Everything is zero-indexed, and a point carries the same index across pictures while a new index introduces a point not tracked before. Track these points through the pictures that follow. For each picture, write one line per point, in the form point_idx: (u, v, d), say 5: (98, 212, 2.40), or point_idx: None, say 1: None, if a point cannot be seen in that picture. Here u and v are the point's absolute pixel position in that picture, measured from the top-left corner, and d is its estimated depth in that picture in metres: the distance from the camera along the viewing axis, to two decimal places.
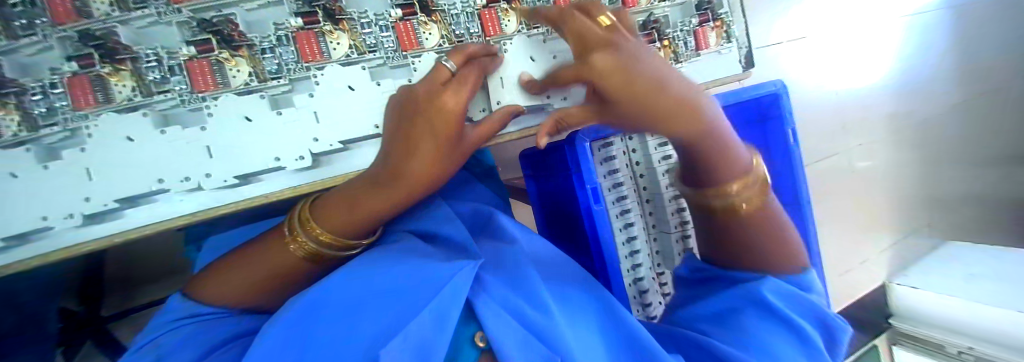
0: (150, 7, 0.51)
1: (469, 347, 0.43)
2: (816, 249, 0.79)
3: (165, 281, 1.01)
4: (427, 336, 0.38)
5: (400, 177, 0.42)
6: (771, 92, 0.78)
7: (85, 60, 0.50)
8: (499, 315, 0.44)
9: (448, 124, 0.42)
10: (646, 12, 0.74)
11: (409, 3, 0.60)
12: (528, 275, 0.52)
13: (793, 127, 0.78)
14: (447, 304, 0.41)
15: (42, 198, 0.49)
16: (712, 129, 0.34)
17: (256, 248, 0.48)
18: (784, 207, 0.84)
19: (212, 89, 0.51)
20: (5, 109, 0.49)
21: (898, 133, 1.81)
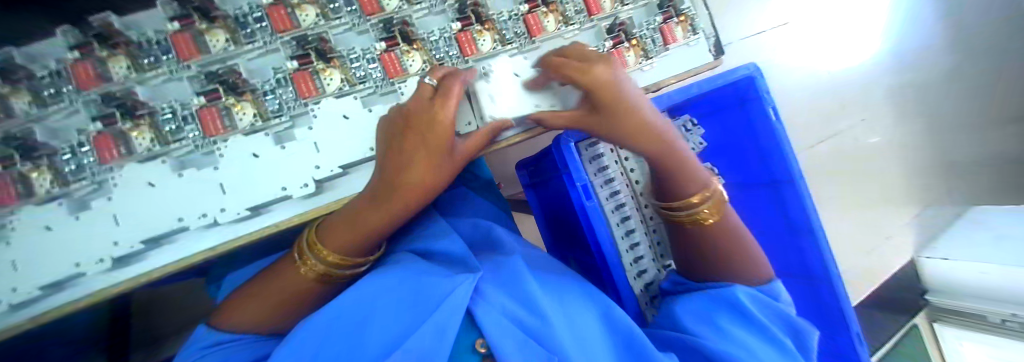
0: (163, 67, 0.59)
1: (470, 353, 0.50)
2: (820, 225, 0.72)
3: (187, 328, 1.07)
4: (428, 348, 0.43)
5: (399, 187, 0.47)
6: (745, 74, 0.72)
7: (109, 120, 0.56)
8: (499, 324, 0.49)
9: (439, 141, 0.47)
10: (612, 17, 0.77)
11: (391, 35, 0.65)
12: (521, 279, 0.57)
13: (772, 105, 0.72)
14: (447, 318, 0.45)
15: (77, 247, 0.55)
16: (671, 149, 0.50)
17: (267, 279, 0.52)
18: (778, 183, 0.77)
19: (222, 132, 0.57)
20: (41, 170, 0.57)
21: (897, 104, 1.81)
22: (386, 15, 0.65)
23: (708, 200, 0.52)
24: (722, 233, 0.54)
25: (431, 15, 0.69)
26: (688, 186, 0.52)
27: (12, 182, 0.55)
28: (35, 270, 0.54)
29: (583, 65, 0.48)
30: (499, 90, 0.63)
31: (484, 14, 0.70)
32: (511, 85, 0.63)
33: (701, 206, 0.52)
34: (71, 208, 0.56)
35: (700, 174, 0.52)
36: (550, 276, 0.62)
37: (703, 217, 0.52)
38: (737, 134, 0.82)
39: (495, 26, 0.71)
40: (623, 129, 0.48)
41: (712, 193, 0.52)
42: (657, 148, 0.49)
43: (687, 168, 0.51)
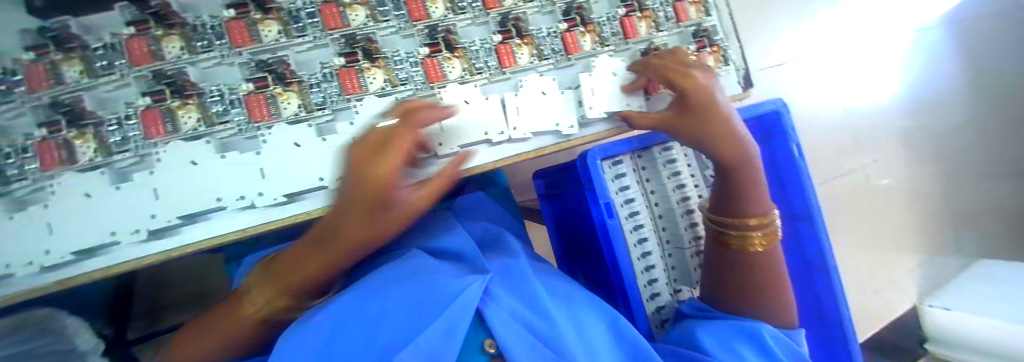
0: (215, 51, 0.60)
1: (478, 354, 0.49)
2: (834, 263, 0.74)
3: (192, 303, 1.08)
4: (439, 346, 0.43)
5: (326, 242, 0.43)
6: (771, 110, 0.75)
7: (157, 96, 0.58)
8: (509, 326, 0.50)
9: (371, 202, 0.37)
10: (646, 41, 0.77)
11: (435, 42, 0.68)
12: (532, 283, 0.60)
13: (797, 142, 0.75)
14: (458, 313, 0.46)
15: (113, 216, 0.56)
16: (749, 170, 0.55)
17: (217, 313, 0.52)
18: (795, 218, 0.79)
19: (267, 118, 0.59)
20: (84, 138, 0.58)
21: (908, 150, 1.83)
22: (431, 22, 0.68)
23: (763, 227, 0.56)
24: (766, 264, 0.57)
25: (474, 26, 0.71)
26: (750, 212, 0.56)
27: (58, 147, 0.56)
28: (65, 233, 0.55)
29: (687, 71, 0.59)
30: (599, 86, 0.70)
31: (524, 29, 0.72)
32: (607, 84, 0.71)
33: (757, 234, 0.55)
34: (111, 178, 0.58)
35: (763, 200, 0.57)
36: (559, 287, 0.64)
37: (749, 243, 0.56)
38: None
39: (534, 40, 0.72)
40: (713, 135, 0.54)
41: (768, 223, 0.56)
42: (733, 159, 0.54)
43: (756, 193, 0.56)
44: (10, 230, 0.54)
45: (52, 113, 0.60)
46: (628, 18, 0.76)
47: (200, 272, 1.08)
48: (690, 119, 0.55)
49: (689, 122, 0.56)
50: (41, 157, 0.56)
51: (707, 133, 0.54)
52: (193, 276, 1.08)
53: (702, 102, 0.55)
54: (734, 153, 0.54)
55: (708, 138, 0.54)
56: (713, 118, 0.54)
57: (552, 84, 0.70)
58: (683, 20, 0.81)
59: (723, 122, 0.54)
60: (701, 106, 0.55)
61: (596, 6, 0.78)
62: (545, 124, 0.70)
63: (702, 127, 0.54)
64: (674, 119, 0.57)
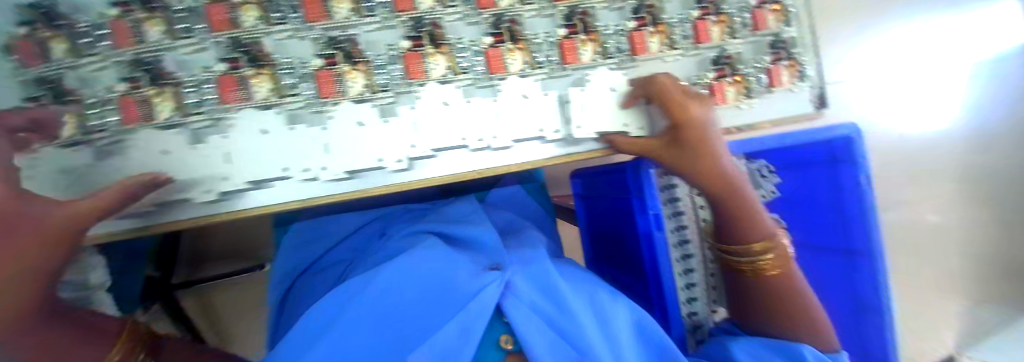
0: (289, 24, 0.62)
1: (494, 350, 0.53)
2: (889, 304, 0.71)
3: (225, 259, 1.28)
4: (454, 343, 0.49)
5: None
6: (842, 135, 0.70)
7: (233, 64, 0.60)
8: (529, 320, 0.53)
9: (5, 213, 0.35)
10: (718, 49, 0.75)
11: (499, 31, 0.67)
12: (548, 272, 0.58)
13: (867, 174, 0.70)
14: (473, 315, 0.51)
15: (186, 174, 0.59)
16: (735, 200, 0.55)
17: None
18: (853, 253, 0.76)
19: (334, 95, 0.61)
20: (165, 96, 0.60)
21: (995, 186, 1.60)
22: (497, 11, 0.67)
23: (772, 249, 0.55)
24: (787, 284, 0.56)
25: (538, 17, 0.69)
26: (754, 239, 0.55)
27: (138, 104, 0.59)
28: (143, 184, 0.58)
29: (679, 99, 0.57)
30: (590, 102, 0.68)
31: (590, 25, 0.69)
32: (602, 101, 0.68)
33: (764, 257, 0.55)
34: (187, 137, 0.60)
35: (765, 224, 0.56)
36: (581, 280, 0.62)
37: (764, 267, 0.55)
38: (815, 195, 0.81)
39: (599, 37, 0.70)
40: (696, 173, 0.55)
41: (776, 245, 0.55)
42: (720, 192, 0.55)
43: (753, 219, 0.55)
44: (101, 179, 0.59)
45: (134, 71, 0.61)
46: (703, 21, 0.73)
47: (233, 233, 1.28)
48: (675, 155, 0.57)
49: (677, 155, 0.57)
50: (124, 111, 0.58)
51: (690, 170, 0.55)
52: (226, 238, 1.28)
53: (688, 138, 0.55)
54: (716, 191, 0.55)
55: (691, 172, 0.56)
56: (699, 156, 0.55)
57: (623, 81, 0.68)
58: (760, 28, 0.80)
59: (709, 158, 0.55)
60: (687, 142, 0.55)
61: (668, 3, 0.74)
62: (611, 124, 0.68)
63: (686, 164, 0.56)
64: (663, 150, 0.58)
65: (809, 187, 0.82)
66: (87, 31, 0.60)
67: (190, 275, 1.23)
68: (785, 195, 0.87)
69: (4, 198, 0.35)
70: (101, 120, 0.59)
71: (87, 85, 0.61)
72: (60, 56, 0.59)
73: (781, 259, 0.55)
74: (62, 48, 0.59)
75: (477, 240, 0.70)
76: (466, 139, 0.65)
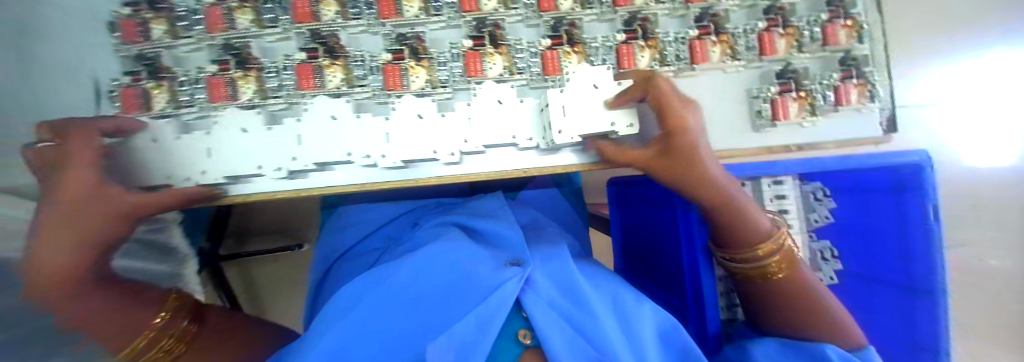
0: (364, 19, 0.66)
1: (514, 345, 0.53)
2: (948, 351, 0.65)
3: (269, 236, 1.38)
4: (472, 336, 0.50)
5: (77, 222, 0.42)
6: (911, 162, 0.65)
7: (311, 54, 0.66)
8: (548, 317, 0.53)
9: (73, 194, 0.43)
10: (783, 62, 0.72)
11: (558, 34, 0.68)
12: (570, 271, 0.59)
13: (935, 204, 0.65)
14: (493, 310, 0.52)
15: (261, 152, 0.64)
16: (733, 207, 0.52)
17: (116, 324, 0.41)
18: (911, 292, 0.69)
19: (399, 88, 0.67)
20: (248, 79, 0.64)
21: None
22: (557, 14, 0.68)
23: (773, 251, 0.52)
24: (800, 286, 0.52)
25: (598, 22, 0.70)
26: (756, 244, 0.53)
27: (225, 84, 0.64)
28: (221, 159, 0.63)
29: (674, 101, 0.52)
30: (574, 107, 0.61)
31: (650, 31, 0.69)
32: (585, 102, 0.61)
33: (768, 259, 0.52)
34: (264, 118, 0.65)
35: (763, 223, 0.54)
36: (602, 280, 0.62)
37: (770, 270, 0.53)
38: (871, 223, 0.76)
39: (658, 44, 0.69)
40: (690, 181, 0.52)
41: (778, 245, 0.53)
42: (716, 199, 0.52)
43: (750, 219, 0.53)
44: (180, 148, 0.63)
45: (223, 54, 0.65)
46: (769, 32, 0.71)
47: (277, 212, 1.37)
48: (667, 163, 0.53)
49: (669, 163, 0.53)
50: (213, 90, 0.64)
51: (685, 176, 0.52)
52: (272, 216, 1.38)
53: (679, 144, 0.51)
54: (709, 197, 0.52)
55: (684, 180, 0.52)
56: (691, 164, 0.51)
57: (606, 75, 0.61)
58: (830, 44, 0.76)
59: (699, 164, 0.52)
60: (679, 148, 0.51)
61: (735, 13, 0.73)
62: (596, 124, 0.61)
63: (680, 170, 0.52)
64: (653, 158, 0.54)
65: (865, 214, 0.76)
66: (185, 15, 0.67)
67: (237, 248, 1.34)
68: (840, 222, 0.78)
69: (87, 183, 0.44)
70: (191, 96, 0.66)
71: (179, 64, 0.68)
72: (159, 36, 0.66)
73: (786, 258, 0.53)
74: (162, 29, 0.65)
75: (501, 236, 0.71)
76: (516, 138, 0.67)
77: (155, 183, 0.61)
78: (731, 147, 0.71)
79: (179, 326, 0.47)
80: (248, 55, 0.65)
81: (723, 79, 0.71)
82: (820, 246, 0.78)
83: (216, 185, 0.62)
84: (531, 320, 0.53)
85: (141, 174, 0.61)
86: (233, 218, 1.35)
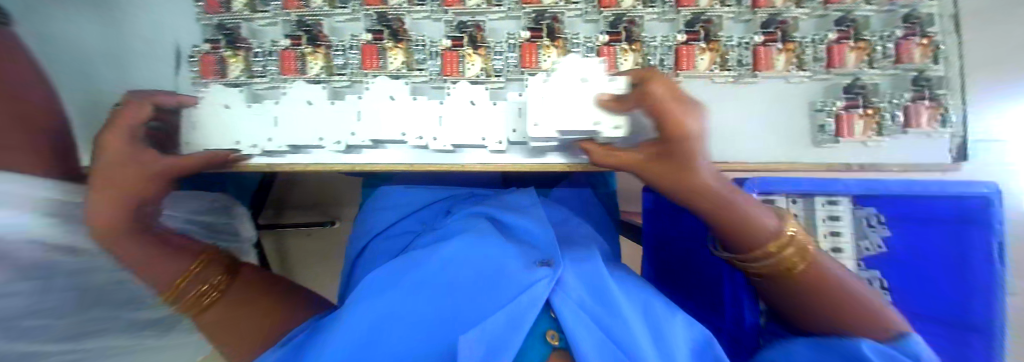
0: (428, 6, 0.69)
1: (541, 343, 0.45)
2: None
3: (305, 211, 1.46)
4: (501, 330, 0.43)
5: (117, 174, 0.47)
6: (978, 194, 0.61)
7: (377, 35, 0.68)
8: (579, 320, 0.46)
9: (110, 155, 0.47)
10: (851, 76, 0.69)
11: (617, 31, 0.68)
12: (601, 273, 0.54)
13: (1000, 238, 0.60)
14: (523, 307, 0.45)
15: (320, 125, 0.66)
16: (735, 210, 0.47)
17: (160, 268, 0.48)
18: (966, 329, 0.64)
19: (455, 75, 0.69)
20: (316, 55, 0.68)
21: None
22: (618, 11, 0.68)
23: (780, 251, 0.46)
24: (818, 280, 0.46)
25: (658, 21, 0.69)
26: (765, 247, 0.46)
27: (296, 59, 0.68)
28: (283, 129, 0.66)
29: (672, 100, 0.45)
30: (556, 100, 0.60)
31: (712, 33, 0.68)
32: (572, 96, 0.59)
33: (780, 259, 0.46)
34: (328, 93, 0.67)
35: (768, 221, 0.47)
36: (632, 288, 0.56)
37: (782, 268, 0.47)
38: (925, 253, 0.69)
39: (719, 47, 0.68)
40: (683, 189, 0.48)
41: (786, 240, 0.46)
42: (711, 203, 0.48)
43: (754, 219, 0.47)
44: (247, 115, 0.65)
45: (296, 30, 0.68)
46: (839, 45, 0.69)
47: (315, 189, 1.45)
48: (657, 169, 0.49)
49: (663, 168, 0.48)
50: (285, 63, 0.67)
51: (679, 183, 0.48)
52: (311, 191, 1.46)
53: (672, 149, 0.46)
54: (700, 202, 0.48)
55: (677, 189, 0.48)
56: (684, 173, 0.47)
57: (597, 70, 0.58)
58: (901, 62, 0.72)
59: (693, 169, 0.46)
60: (671, 154, 0.46)
61: (804, 22, 0.71)
62: (577, 121, 0.59)
63: (670, 176, 0.48)
64: (646, 164, 0.50)
65: (917, 244, 0.70)
66: None
67: (274, 220, 1.42)
68: (898, 250, 0.71)
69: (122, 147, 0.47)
70: (264, 67, 0.69)
71: (255, 36, 0.71)
72: (239, 8, 0.68)
73: (800, 254, 0.46)
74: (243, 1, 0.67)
75: (529, 235, 0.69)
76: (599, 124, 0.59)
77: (220, 146, 0.64)
78: (779, 157, 0.70)
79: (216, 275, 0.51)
80: (318, 32, 0.68)
81: (785, 89, 0.69)
82: (870, 276, 0.71)
83: (279, 153, 0.66)
84: (560, 322, 0.46)
85: (212, 135, 0.64)
86: (274, 190, 1.44)
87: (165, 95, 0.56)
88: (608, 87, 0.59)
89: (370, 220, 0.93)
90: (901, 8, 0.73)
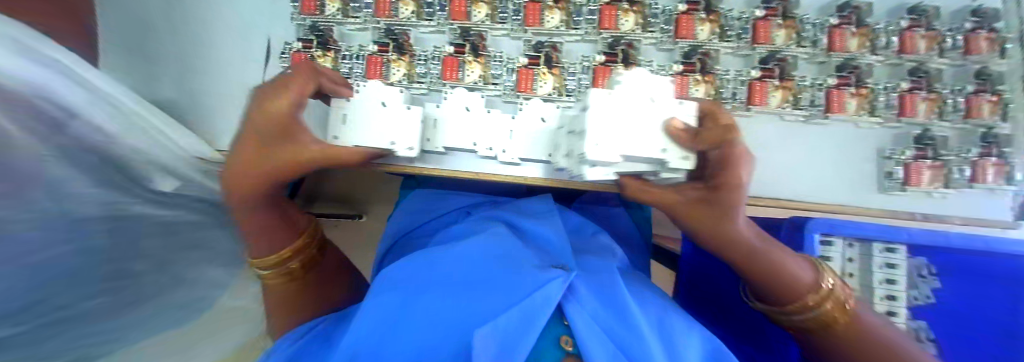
0: (508, 24, 0.72)
1: (554, 347, 0.39)
2: None
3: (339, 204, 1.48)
4: (514, 326, 0.37)
5: (282, 142, 0.51)
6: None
7: (458, 48, 0.71)
8: (590, 326, 0.39)
9: (270, 122, 0.49)
10: (920, 127, 0.71)
11: (691, 61, 0.69)
12: (615, 284, 0.49)
13: None
14: (536, 304, 0.39)
15: (391, 127, 0.66)
16: (777, 258, 0.46)
17: (262, 234, 0.59)
18: None
19: (528, 92, 0.71)
20: (400, 63, 0.71)
21: None
22: (694, 43, 0.70)
23: (822, 302, 0.45)
24: (854, 333, 0.46)
25: (732, 56, 0.72)
26: (807, 296, 0.45)
27: (383, 64, 0.71)
28: (355, 128, 0.65)
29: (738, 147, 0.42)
30: (620, 121, 0.47)
31: (787, 72, 0.69)
32: (639, 120, 0.47)
33: (822, 310, 0.45)
34: (406, 97, 0.70)
35: (804, 271, 0.47)
36: (651, 303, 0.49)
37: (828, 320, 0.46)
38: (971, 307, 0.69)
39: (793, 86, 0.70)
40: (720, 234, 0.47)
41: (827, 292, 0.45)
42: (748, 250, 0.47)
43: (793, 267, 0.46)
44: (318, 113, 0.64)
45: (383, 37, 0.72)
46: (912, 95, 0.70)
47: (351, 183, 1.50)
48: (698, 212, 0.47)
49: (707, 210, 0.47)
50: (371, 67, 0.71)
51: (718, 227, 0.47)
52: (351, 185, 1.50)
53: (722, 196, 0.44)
54: (737, 249, 0.48)
55: (717, 234, 0.47)
56: (727, 219, 0.46)
57: (667, 88, 0.48)
58: (972, 117, 0.71)
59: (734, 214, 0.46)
60: (721, 199, 0.45)
61: (877, 69, 0.73)
62: (643, 147, 0.47)
63: (710, 220, 0.47)
64: (687, 204, 0.48)
65: (965, 297, 0.69)
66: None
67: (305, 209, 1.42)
68: (946, 302, 0.69)
69: (284, 110, 0.49)
70: (350, 69, 0.73)
71: (344, 40, 0.75)
72: (332, 11, 0.72)
73: (839, 306, 0.46)
74: (338, 6, 0.71)
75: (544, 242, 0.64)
76: (666, 153, 0.47)
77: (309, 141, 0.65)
78: (838, 200, 0.71)
79: (306, 256, 0.64)
80: (404, 41, 0.72)
81: (854, 134, 0.71)
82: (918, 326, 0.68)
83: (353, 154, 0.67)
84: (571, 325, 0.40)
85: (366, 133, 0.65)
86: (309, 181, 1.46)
87: (330, 74, 0.59)
88: (679, 112, 0.48)
89: (398, 221, 0.90)
90: (973, 63, 0.73)
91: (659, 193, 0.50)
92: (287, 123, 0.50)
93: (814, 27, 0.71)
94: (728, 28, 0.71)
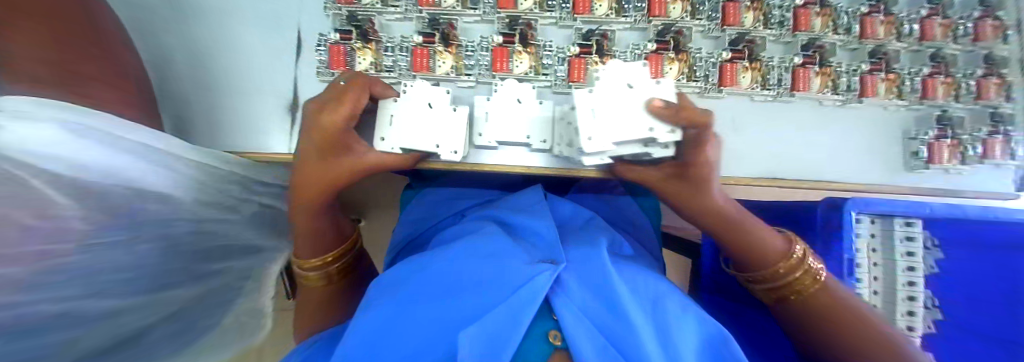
0: (557, 12, 0.69)
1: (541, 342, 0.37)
2: None
3: None
4: (494, 335, 0.35)
5: (332, 153, 0.49)
6: None
7: (508, 38, 0.69)
8: (577, 321, 0.37)
9: (321, 132, 0.47)
10: (940, 108, 0.76)
11: (738, 49, 0.71)
12: (605, 270, 0.43)
13: None
14: (519, 306, 0.37)
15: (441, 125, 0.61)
16: (747, 230, 0.50)
17: (301, 239, 0.56)
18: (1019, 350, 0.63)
19: (581, 81, 0.69)
20: (447, 54, 0.68)
21: None
22: (740, 30, 0.71)
23: (792, 270, 0.48)
24: (833, 306, 0.47)
25: (774, 44, 0.74)
26: (778, 266, 0.49)
27: (429, 56, 0.68)
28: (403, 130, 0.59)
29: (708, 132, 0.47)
30: (607, 107, 0.52)
31: (826, 60, 0.73)
32: (621, 104, 0.52)
33: (793, 279, 0.48)
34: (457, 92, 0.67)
35: (776, 243, 0.50)
36: (634, 276, 0.45)
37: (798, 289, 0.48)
38: (974, 278, 0.69)
39: (830, 72, 0.73)
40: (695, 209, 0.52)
41: (795, 262, 0.49)
42: (725, 225, 0.51)
43: (762, 238, 0.50)
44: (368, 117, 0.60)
45: (427, 27, 0.69)
46: (933, 79, 0.75)
47: None
48: (678, 191, 0.51)
49: (683, 189, 0.51)
50: (416, 59, 0.68)
51: (695, 203, 0.51)
52: None
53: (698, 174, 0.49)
54: (713, 223, 0.51)
55: (693, 209, 0.52)
56: (704, 195, 0.50)
57: (642, 73, 0.53)
58: (982, 99, 0.77)
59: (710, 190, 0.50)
60: (695, 178, 0.49)
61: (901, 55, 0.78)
62: (630, 127, 0.51)
63: (686, 196, 0.51)
64: (666, 184, 0.52)
65: (968, 270, 0.69)
66: None
67: None
68: (950, 273, 0.69)
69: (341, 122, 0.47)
70: (394, 62, 0.69)
71: (383, 31, 0.70)
72: (370, 1, 0.68)
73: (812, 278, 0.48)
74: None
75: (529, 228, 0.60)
76: (655, 130, 0.50)
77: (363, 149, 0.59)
78: (871, 180, 0.75)
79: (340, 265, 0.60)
80: (450, 31, 0.68)
81: (882, 115, 0.75)
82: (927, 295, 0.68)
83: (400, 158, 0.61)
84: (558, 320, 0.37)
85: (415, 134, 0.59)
86: None
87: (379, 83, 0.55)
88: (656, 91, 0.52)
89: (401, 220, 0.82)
90: (982, 48, 0.78)
91: (642, 174, 0.54)
92: (340, 132, 0.48)
93: (847, 14, 0.75)
94: (771, 16, 0.73)
